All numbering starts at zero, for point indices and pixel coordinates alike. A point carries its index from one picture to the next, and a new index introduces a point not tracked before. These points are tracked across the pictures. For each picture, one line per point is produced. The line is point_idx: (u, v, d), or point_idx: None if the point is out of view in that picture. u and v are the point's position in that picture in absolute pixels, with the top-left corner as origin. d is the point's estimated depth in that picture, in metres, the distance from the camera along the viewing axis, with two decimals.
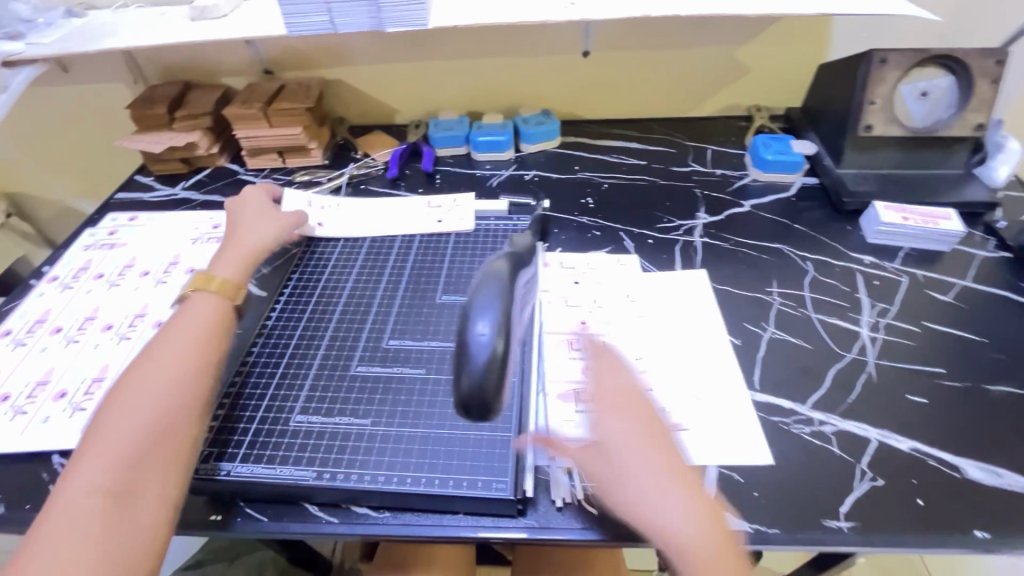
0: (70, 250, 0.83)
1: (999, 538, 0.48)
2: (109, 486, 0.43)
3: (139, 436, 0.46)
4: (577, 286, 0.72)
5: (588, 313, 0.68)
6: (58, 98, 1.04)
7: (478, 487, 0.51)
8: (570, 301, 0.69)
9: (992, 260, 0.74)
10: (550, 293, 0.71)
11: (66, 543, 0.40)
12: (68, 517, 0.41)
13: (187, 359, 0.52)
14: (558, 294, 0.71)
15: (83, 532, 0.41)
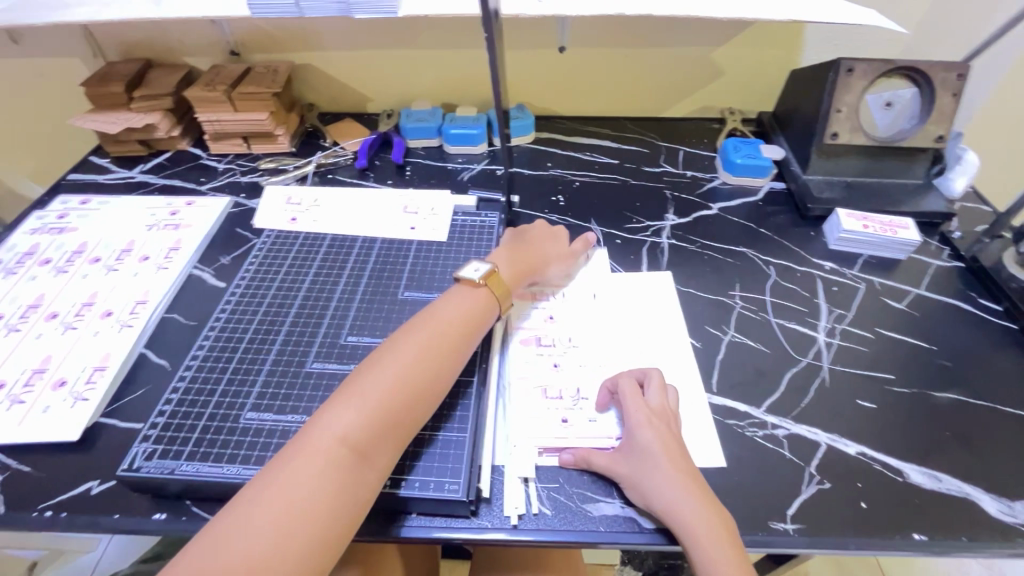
0: (16, 233, 0.79)
1: (935, 541, 0.50)
2: (352, 439, 0.46)
3: (349, 441, 0.45)
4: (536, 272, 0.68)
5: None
6: (6, 72, 0.98)
7: (431, 488, 0.50)
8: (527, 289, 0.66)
9: (945, 269, 0.77)
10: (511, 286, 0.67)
11: (320, 478, 0.43)
12: (315, 454, 0.44)
13: (421, 381, 0.51)
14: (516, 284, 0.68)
15: (331, 476, 0.44)
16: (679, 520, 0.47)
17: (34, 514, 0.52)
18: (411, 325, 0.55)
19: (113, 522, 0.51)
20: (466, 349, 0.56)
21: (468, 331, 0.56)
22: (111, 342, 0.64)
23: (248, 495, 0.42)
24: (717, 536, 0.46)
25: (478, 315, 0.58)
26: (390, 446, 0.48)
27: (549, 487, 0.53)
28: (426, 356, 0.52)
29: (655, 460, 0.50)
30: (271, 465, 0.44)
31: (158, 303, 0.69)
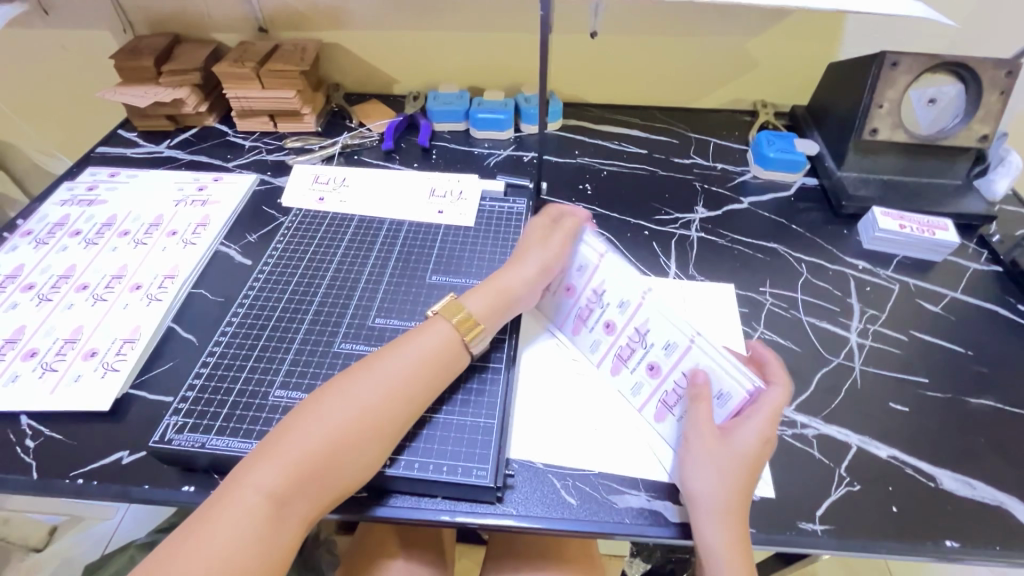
0: (46, 204, 0.80)
1: (967, 549, 0.49)
2: (276, 487, 0.43)
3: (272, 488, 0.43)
4: (575, 291, 0.62)
5: (606, 311, 0.59)
6: (37, 42, 0.98)
7: (458, 473, 0.50)
8: (581, 310, 0.62)
9: (983, 273, 0.75)
10: (564, 313, 0.64)
11: (239, 531, 0.41)
12: (239, 506, 0.42)
13: (357, 428, 0.47)
14: (565, 303, 0.63)
15: (253, 525, 0.42)
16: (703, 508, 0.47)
17: (66, 481, 0.52)
18: (360, 364, 0.52)
19: (143, 492, 0.52)
20: (422, 396, 0.52)
21: (425, 375, 0.52)
22: (140, 315, 0.65)
23: (165, 549, 0.41)
24: (731, 549, 0.45)
25: (436, 356, 0.53)
26: (322, 496, 0.45)
27: (574, 477, 0.53)
28: (375, 403, 0.49)
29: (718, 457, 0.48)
30: (194, 513, 0.42)
31: (186, 277, 0.69)
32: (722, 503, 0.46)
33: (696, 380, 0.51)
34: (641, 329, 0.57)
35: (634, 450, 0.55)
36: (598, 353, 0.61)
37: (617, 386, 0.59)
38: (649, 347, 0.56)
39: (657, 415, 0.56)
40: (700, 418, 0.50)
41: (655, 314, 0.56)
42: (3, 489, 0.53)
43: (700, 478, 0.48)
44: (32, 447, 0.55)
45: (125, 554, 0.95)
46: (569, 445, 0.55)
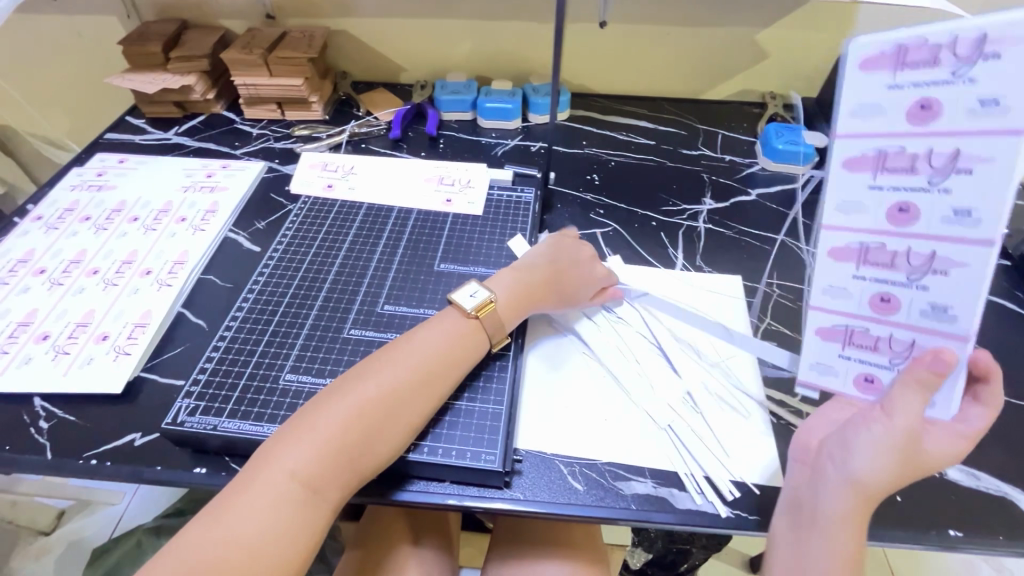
0: (56, 189, 0.80)
1: (970, 538, 0.50)
2: (308, 471, 0.44)
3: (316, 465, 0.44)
4: (927, 127, 0.38)
5: (927, 193, 0.40)
6: (45, 28, 0.98)
7: (467, 457, 0.51)
8: (897, 156, 0.40)
9: (991, 267, 0.75)
10: (864, 125, 0.40)
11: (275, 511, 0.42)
12: (268, 489, 0.43)
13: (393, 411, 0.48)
14: (867, 121, 0.40)
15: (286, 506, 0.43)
16: (845, 487, 0.43)
17: (80, 461, 0.53)
18: (391, 347, 0.53)
19: (154, 473, 0.52)
20: (448, 381, 0.52)
21: (448, 361, 0.53)
22: (150, 300, 0.65)
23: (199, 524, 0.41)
24: (845, 536, 0.43)
25: (457, 345, 0.54)
26: (351, 479, 0.46)
27: (582, 464, 0.53)
28: (409, 387, 0.50)
29: (897, 454, 0.42)
30: (226, 493, 0.43)
31: (195, 263, 0.69)
32: (874, 490, 0.43)
33: (933, 363, 0.41)
34: (933, 260, 0.41)
35: (641, 438, 0.55)
36: (839, 216, 0.44)
37: (818, 270, 0.46)
38: (911, 286, 0.42)
39: (827, 332, 0.48)
40: (910, 404, 0.42)
41: (967, 269, 0.40)
42: (17, 469, 0.53)
43: (864, 462, 0.43)
44: (46, 428, 0.56)
45: (133, 538, 0.96)
46: (574, 433, 0.55)
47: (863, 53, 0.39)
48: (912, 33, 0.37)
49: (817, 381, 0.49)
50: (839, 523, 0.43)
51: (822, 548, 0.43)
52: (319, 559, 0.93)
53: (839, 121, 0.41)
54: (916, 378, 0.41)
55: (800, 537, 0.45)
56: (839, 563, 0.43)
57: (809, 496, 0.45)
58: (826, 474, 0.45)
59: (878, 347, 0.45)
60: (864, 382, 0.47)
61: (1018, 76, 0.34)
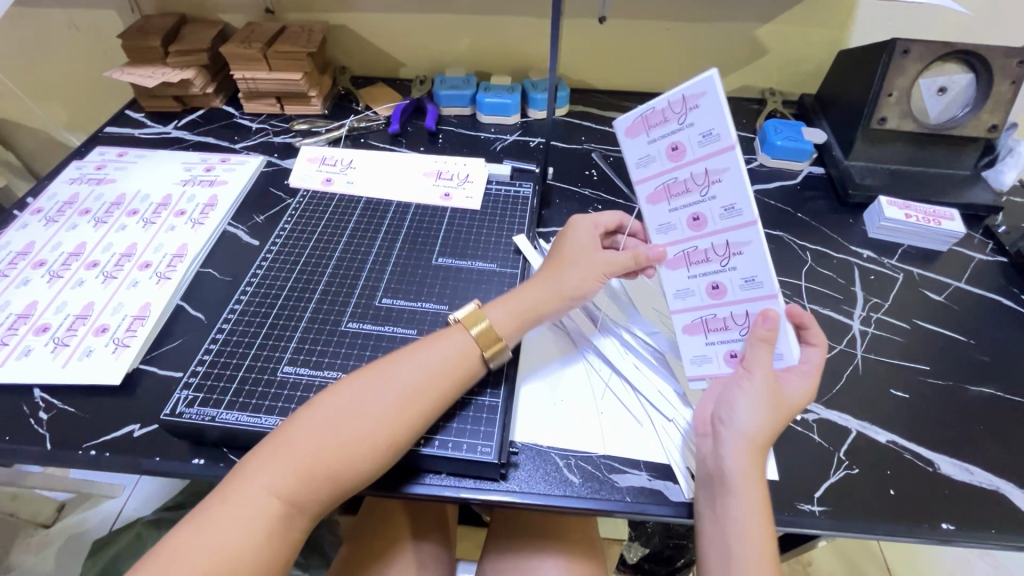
0: (55, 182, 0.80)
1: (962, 531, 0.50)
2: (282, 491, 0.44)
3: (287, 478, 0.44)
4: (680, 162, 0.51)
5: (704, 202, 0.51)
6: (45, 22, 0.98)
7: (464, 449, 0.51)
8: (675, 184, 0.52)
9: (987, 263, 0.75)
10: (646, 173, 0.53)
11: (246, 529, 0.42)
12: (245, 504, 0.43)
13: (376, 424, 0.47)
14: (648, 169, 0.53)
15: (261, 525, 0.43)
16: (733, 447, 0.46)
17: (79, 452, 0.54)
18: (381, 364, 0.52)
19: (154, 464, 0.53)
20: (436, 404, 0.51)
21: (436, 383, 0.51)
22: (149, 292, 0.66)
23: (180, 534, 0.42)
24: (750, 499, 0.45)
25: (446, 365, 0.52)
26: (328, 495, 0.46)
27: (579, 457, 0.54)
28: (385, 398, 0.49)
29: (762, 403, 0.47)
30: (206, 503, 0.44)
31: (194, 256, 0.70)
32: (757, 437, 0.46)
33: (762, 322, 0.49)
34: (730, 245, 0.50)
35: (637, 432, 0.56)
36: (665, 238, 0.54)
37: (665, 281, 0.55)
38: (727, 270, 0.51)
39: (689, 327, 0.54)
40: (760, 358, 0.48)
41: (751, 245, 0.49)
42: (16, 459, 0.54)
43: (745, 417, 0.47)
44: (45, 419, 0.56)
45: (133, 530, 0.97)
46: (571, 427, 0.56)
47: (623, 128, 0.54)
48: (645, 107, 0.52)
49: (701, 372, 0.54)
50: (743, 480, 0.45)
51: (736, 511, 0.45)
52: (317, 552, 0.93)
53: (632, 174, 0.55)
54: (756, 336, 0.48)
55: (716, 505, 0.46)
56: (752, 523, 0.44)
57: (714, 463, 0.47)
58: (720, 438, 0.47)
59: (728, 325, 0.52)
60: (730, 359, 0.52)
61: (716, 114, 0.48)
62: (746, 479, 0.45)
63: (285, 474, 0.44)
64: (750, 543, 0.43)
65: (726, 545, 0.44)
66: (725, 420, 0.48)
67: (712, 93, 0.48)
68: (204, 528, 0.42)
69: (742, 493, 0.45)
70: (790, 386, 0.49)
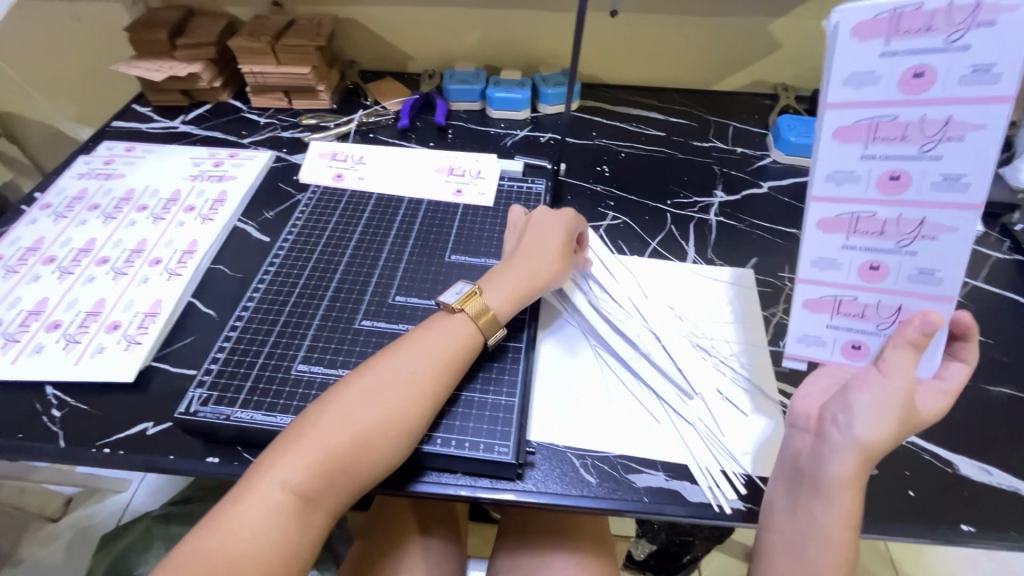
0: (63, 177, 0.80)
1: (982, 534, 0.50)
2: (296, 486, 0.44)
3: (302, 472, 0.44)
4: (916, 97, 0.40)
5: (919, 160, 0.42)
6: (50, 14, 0.97)
7: (480, 449, 0.51)
8: (890, 124, 0.42)
9: (1005, 262, 0.74)
10: (855, 96, 0.41)
11: (262, 524, 0.42)
12: (260, 502, 0.43)
13: (383, 415, 0.47)
14: (853, 93, 0.41)
15: (277, 520, 0.43)
16: (844, 458, 0.44)
17: (93, 450, 0.53)
18: (385, 354, 0.52)
19: (168, 462, 0.52)
20: (442, 391, 0.50)
21: (440, 372, 0.51)
22: (160, 289, 0.65)
23: (202, 529, 0.42)
24: (844, 515, 0.44)
25: (449, 349, 0.52)
26: (345, 489, 0.46)
27: (595, 456, 0.53)
28: (393, 390, 0.48)
29: (895, 416, 0.44)
30: (224, 501, 0.44)
31: (205, 252, 0.69)
32: (871, 449, 0.44)
33: (919, 323, 0.44)
34: (923, 225, 0.44)
35: (653, 431, 0.55)
36: (823, 193, 0.46)
37: (812, 243, 0.48)
38: (900, 251, 0.46)
39: (815, 304, 0.50)
40: (901, 361, 0.44)
41: (955, 232, 0.44)
42: (30, 457, 0.53)
43: (864, 429, 0.44)
44: (58, 417, 0.56)
45: (141, 525, 0.97)
46: (586, 427, 0.55)
47: (853, 23, 0.40)
48: (903, 0, 0.38)
49: (805, 353, 0.52)
50: (840, 489, 0.44)
51: (822, 518, 0.44)
52: (325, 546, 0.93)
53: (832, 91, 0.42)
54: (907, 339, 0.44)
55: (800, 505, 0.46)
56: (837, 530, 0.44)
57: (807, 471, 0.46)
58: (827, 441, 0.45)
59: (868, 312, 0.49)
60: (850, 348, 0.51)
61: (1002, 47, 0.38)
62: (845, 494, 0.44)
63: (298, 470, 0.44)
64: (828, 549, 0.44)
65: (802, 548, 0.45)
66: (836, 429, 0.45)
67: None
68: (225, 527, 0.42)
69: (830, 507, 0.44)
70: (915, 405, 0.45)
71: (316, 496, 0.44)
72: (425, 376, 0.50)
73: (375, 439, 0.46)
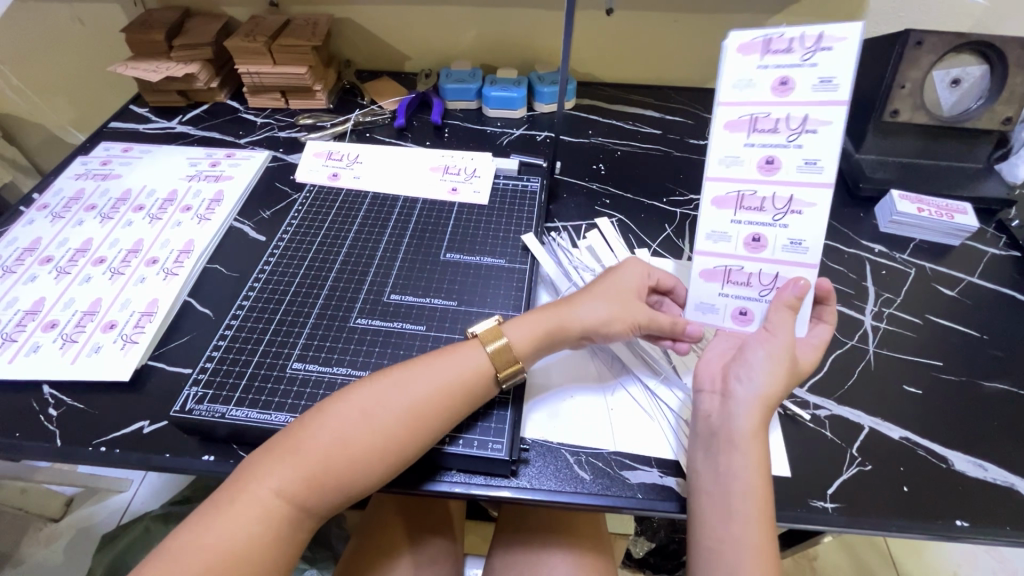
0: (61, 178, 0.80)
1: (977, 529, 0.50)
2: (289, 494, 0.44)
3: (297, 482, 0.44)
4: (785, 98, 0.50)
5: (787, 148, 0.51)
6: (48, 16, 0.98)
7: (474, 446, 0.51)
8: (765, 119, 0.51)
9: (1001, 257, 0.74)
10: (739, 96, 0.51)
11: (253, 530, 0.42)
12: (253, 506, 0.43)
13: (384, 434, 0.47)
14: (746, 95, 0.51)
15: (268, 526, 0.43)
16: (745, 409, 0.47)
17: (90, 449, 0.54)
18: (394, 372, 0.51)
19: (164, 460, 0.52)
20: (447, 416, 0.50)
21: (449, 397, 0.50)
22: (156, 289, 0.65)
23: (192, 528, 0.43)
24: (756, 467, 0.46)
25: (459, 380, 0.51)
26: (338, 500, 0.46)
27: (590, 453, 0.54)
28: (398, 411, 0.48)
29: (778, 369, 0.48)
30: (215, 500, 0.44)
31: (201, 252, 0.69)
32: (769, 400, 0.47)
33: (790, 289, 0.51)
34: (792, 202, 0.52)
35: (648, 428, 0.55)
36: (719, 171, 0.53)
37: (704, 216, 0.55)
38: (775, 225, 0.53)
39: (709, 273, 0.55)
40: (780, 322, 0.50)
41: (815, 208, 0.51)
42: (27, 455, 0.54)
43: (756, 379, 0.48)
44: (54, 416, 0.56)
45: (141, 525, 0.97)
46: (581, 424, 0.55)
47: (737, 43, 0.50)
48: (772, 29, 0.49)
49: (701, 320, 0.56)
50: (747, 439, 0.46)
51: (738, 470, 0.45)
52: (323, 545, 0.93)
53: (723, 92, 0.51)
54: (784, 302, 0.51)
55: (715, 459, 0.47)
56: (752, 482, 0.45)
57: (718, 426, 0.48)
58: (731, 396, 0.48)
59: (751, 279, 0.54)
60: (738, 314, 0.55)
61: (841, 62, 0.47)
62: (751, 443, 0.46)
63: (292, 479, 0.44)
64: (748, 505, 0.45)
65: (726, 504, 0.45)
66: (740, 382, 0.48)
67: (851, 40, 0.47)
68: (215, 524, 0.42)
69: (739, 457, 0.46)
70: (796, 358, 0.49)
71: (309, 506, 0.45)
72: (433, 398, 0.49)
73: (375, 458, 0.46)
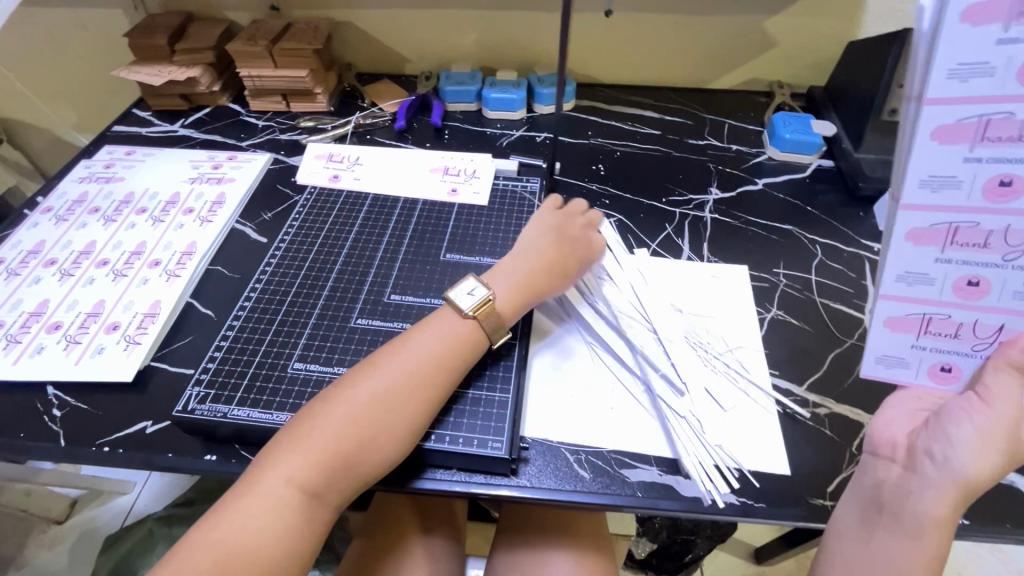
0: (65, 181, 0.81)
1: (977, 526, 0.50)
2: (303, 482, 0.44)
3: (311, 469, 0.44)
4: (1023, 89, 0.37)
5: (1021, 162, 0.39)
6: (52, 21, 0.98)
7: (474, 445, 0.51)
8: (1001, 121, 0.38)
9: None
10: (949, 93, 0.38)
11: (270, 520, 0.42)
12: (267, 496, 0.43)
13: (388, 410, 0.48)
14: (958, 86, 0.38)
15: (283, 516, 0.43)
16: (927, 492, 0.43)
17: (93, 449, 0.54)
18: (389, 348, 0.52)
19: (166, 460, 0.53)
20: (442, 386, 0.51)
21: (442, 367, 0.51)
22: (159, 290, 0.66)
23: (205, 525, 0.42)
24: (917, 548, 0.43)
25: (447, 348, 0.53)
26: (350, 486, 0.46)
27: (590, 452, 0.54)
28: (397, 386, 0.49)
29: (987, 456, 0.42)
30: (225, 497, 0.44)
31: (204, 254, 0.70)
32: (972, 484, 0.42)
33: (1018, 344, 0.42)
34: (1016, 233, 0.41)
35: (648, 427, 0.56)
36: (911, 198, 0.42)
37: (892, 255, 0.44)
38: (1005, 266, 0.42)
39: (896, 322, 0.46)
40: (1000, 387, 0.42)
41: None
42: (31, 456, 0.54)
43: (957, 462, 0.42)
44: (58, 416, 0.56)
45: (144, 527, 0.98)
46: (581, 423, 0.56)
47: (959, 8, 0.37)
48: None
49: (886, 376, 0.48)
50: (928, 527, 0.43)
51: (898, 550, 0.44)
52: (325, 546, 0.94)
53: (932, 84, 0.39)
54: (1009, 361, 0.42)
55: (873, 534, 0.45)
56: (913, 566, 0.43)
57: (893, 503, 0.45)
58: (918, 473, 0.44)
59: (955, 329, 0.45)
60: (938, 370, 0.46)
61: None
62: (921, 527, 0.43)
63: (307, 467, 0.44)
64: None
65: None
66: (930, 460, 0.44)
67: None
68: (224, 521, 0.42)
69: (897, 535, 0.44)
70: (1018, 440, 0.42)
71: (324, 493, 0.45)
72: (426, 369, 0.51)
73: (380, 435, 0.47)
